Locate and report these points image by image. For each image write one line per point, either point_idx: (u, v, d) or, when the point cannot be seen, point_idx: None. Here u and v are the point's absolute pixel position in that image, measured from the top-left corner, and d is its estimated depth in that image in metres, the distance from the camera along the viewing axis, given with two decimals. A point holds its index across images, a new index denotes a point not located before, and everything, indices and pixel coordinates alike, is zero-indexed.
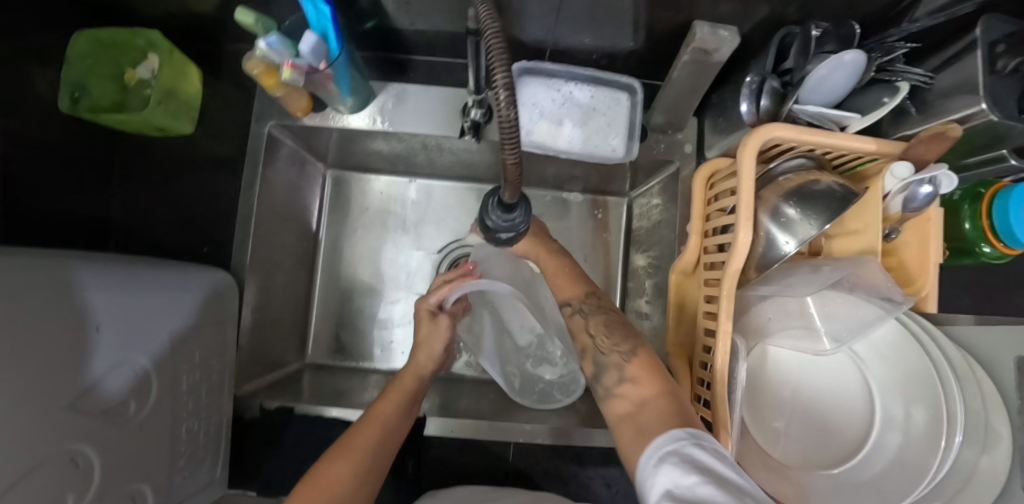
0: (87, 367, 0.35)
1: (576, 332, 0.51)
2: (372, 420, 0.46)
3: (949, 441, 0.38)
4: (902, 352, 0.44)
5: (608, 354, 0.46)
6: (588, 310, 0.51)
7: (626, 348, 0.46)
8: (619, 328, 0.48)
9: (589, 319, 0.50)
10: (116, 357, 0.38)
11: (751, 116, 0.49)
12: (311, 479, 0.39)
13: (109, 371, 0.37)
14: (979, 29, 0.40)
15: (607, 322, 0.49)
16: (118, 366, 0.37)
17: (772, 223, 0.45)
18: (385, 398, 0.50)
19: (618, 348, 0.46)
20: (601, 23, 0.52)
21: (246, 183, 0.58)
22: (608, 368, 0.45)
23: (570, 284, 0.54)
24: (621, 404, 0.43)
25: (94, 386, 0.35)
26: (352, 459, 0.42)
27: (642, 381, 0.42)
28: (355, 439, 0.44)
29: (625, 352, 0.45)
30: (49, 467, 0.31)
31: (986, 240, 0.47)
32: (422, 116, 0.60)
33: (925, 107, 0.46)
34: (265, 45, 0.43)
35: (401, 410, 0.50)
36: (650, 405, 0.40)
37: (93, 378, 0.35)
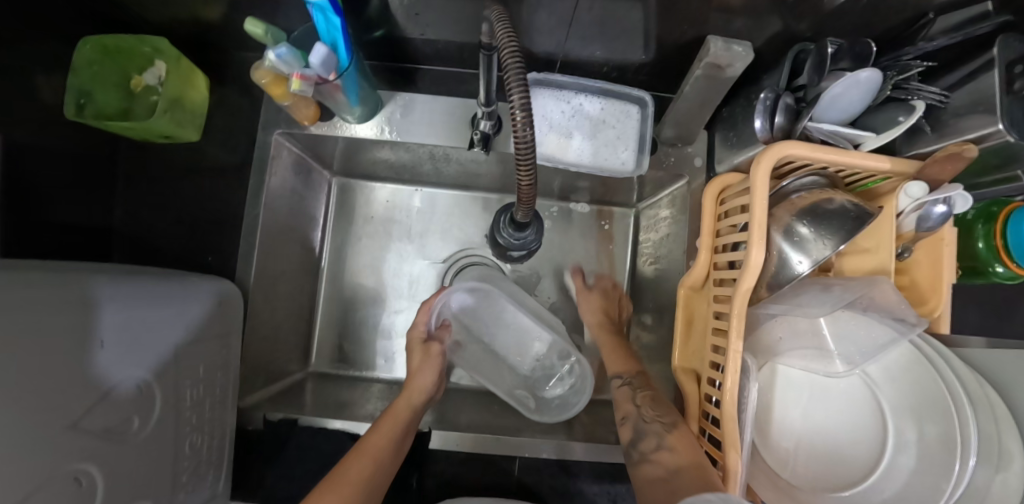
0: (91, 384, 0.34)
1: (620, 401, 0.56)
2: (363, 451, 0.46)
3: (962, 464, 0.37)
4: (915, 373, 0.43)
5: (650, 422, 0.50)
6: (636, 384, 0.57)
7: (668, 418, 0.50)
8: (663, 402, 0.52)
9: (637, 391, 0.55)
10: (120, 373, 0.37)
11: (765, 132, 0.48)
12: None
13: (113, 387, 0.36)
14: (996, 49, 0.39)
15: (655, 397, 0.54)
16: (120, 382, 0.37)
17: (785, 241, 0.45)
18: (380, 427, 0.49)
19: (661, 419, 0.50)
20: (612, 36, 0.51)
21: (251, 193, 0.57)
22: (649, 435, 0.49)
23: (623, 360, 0.61)
24: (654, 468, 0.46)
25: (97, 402, 0.35)
26: (345, 492, 0.41)
27: (680, 449, 0.45)
28: (349, 470, 0.43)
29: (666, 423, 0.49)
30: (51, 488, 0.31)
31: (999, 260, 0.46)
32: (430, 126, 0.59)
33: (939, 126, 0.45)
34: (274, 56, 0.42)
35: (395, 442, 0.48)
36: (684, 472, 0.42)
37: (97, 394, 0.35)
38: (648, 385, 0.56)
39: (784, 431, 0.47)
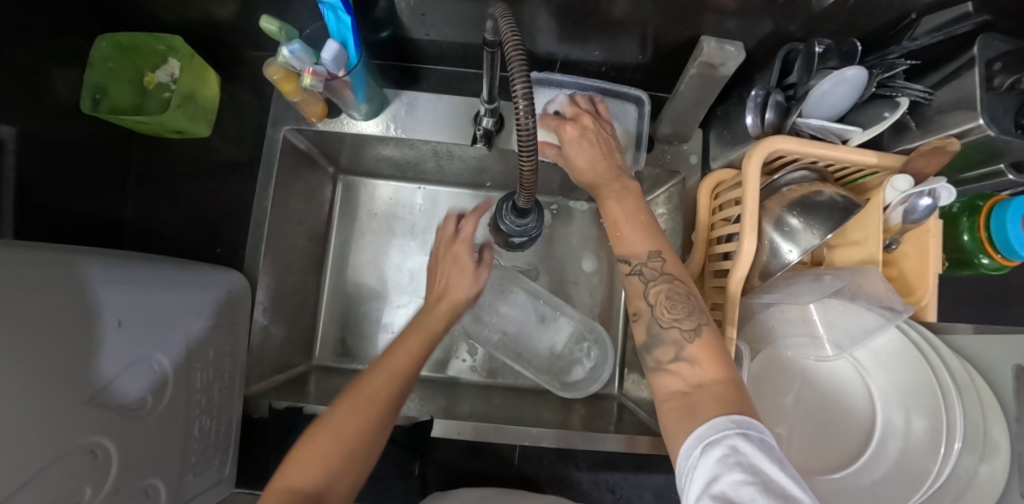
0: (107, 362, 0.36)
1: (630, 292, 0.42)
2: (382, 375, 0.40)
3: (950, 447, 0.39)
4: (903, 361, 0.45)
5: (667, 329, 0.39)
6: (652, 271, 0.41)
7: (691, 324, 0.38)
8: (685, 301, 0.40)
9: (650, 285, 0.41)
10: (134, 353, 0.38)
11: (756, 128, 0.50)
12: (312, 431, 0.36)
13: (127, 366, 0.38)
14: (977, 48, 0.42)
15: (671, 293, 0.40)
16: (135, 363, 0.38)
17: (776, 232, 0.47)
18: (410, 341, 0.44)
19: (680, 324, 0.38)
20: (610, 36, 0.53)
21: (260, 187, 0.59)
22: (665, 343, 0.38)
23: (640, 236, 0.42)
24: (671, 380, 0.37)
25: (113, 380, 0.36)
26: (358, 407, 0.37)
27: (704, 362, 0.36)
28: (367, 386, 0.39)
29: (688, 331, 0.38)
30: (69, 459, 0.32)
31: (984, 251, 0.48)
32: (434, 123, 0.61)
33: (923, 122, 0.47)
34: (287, 51, 0.44)
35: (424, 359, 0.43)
36: (711, 387, 0.34)
37: (113, 372, 0.36)
38: (669, 275, 0.41)
39: (777, 415, 0.48)
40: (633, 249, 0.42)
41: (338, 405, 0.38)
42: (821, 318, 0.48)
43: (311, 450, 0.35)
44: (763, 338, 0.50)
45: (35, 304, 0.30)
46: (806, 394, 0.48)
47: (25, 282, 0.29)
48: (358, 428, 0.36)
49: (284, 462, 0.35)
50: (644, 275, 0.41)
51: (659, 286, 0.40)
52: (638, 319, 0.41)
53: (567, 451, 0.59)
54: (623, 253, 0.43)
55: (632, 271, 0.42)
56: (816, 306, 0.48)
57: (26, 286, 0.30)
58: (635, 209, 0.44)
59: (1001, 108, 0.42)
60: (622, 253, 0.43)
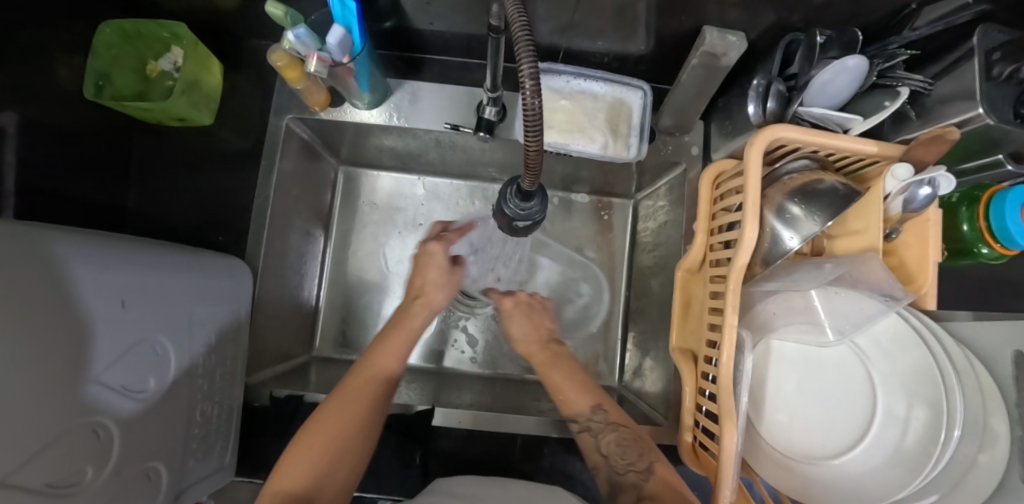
0: (101, 353, 0.35)
1: (585, 448, 0.50)
2: (348, 396, 0.48)
3: (948, 435, 0.40)
4: (904, 347, 0.45)
5: (622, 475, 0.46)
6: (598, 425, 0.50)
7: (643, 465, 0.46)
8: (631, 446, 0.48)
9: (599, 439, 0.49)
10: (128, 343, 0.37)
11: (758, 117, 0.51)
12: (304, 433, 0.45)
13: (119, 358, 0.36)
14: (976, 38, 0.42)
15: (620, 440, 0.48)
16: (124, 356, 0.37)
17: (777, 220, 0.47)
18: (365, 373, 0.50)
19: (633, 468, 0.46)
20: (612, 27, 0.54)
21: (263, 174, 0.59)
22: (626, 489, 0.45)
23: (580, 394, 0.53)
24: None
25: (99, 377, 0.34)
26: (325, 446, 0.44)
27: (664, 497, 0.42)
28: (328, 420, 0.46)
29: (641, 472, 0.46)
30: (72, 437, 0.32)
31: (983, 241, 0.48)
32: (436, 113, 0.62)
33: (924, 112, 0.48)
34: (293, 37, 0.44)
35: (382, 390, 0.50)
36: None
37: (99, 370, 0.34)
38: (611, 427, 0.50)
39: (777, 403, 0.48)
40: (579, 407, 0.52)
41: (315, 420, 0.46)
42: (823, 304, 0.48)
43: (296, 461, 0.43)
44: (764, 325, 0.50)
45: (39, 279, 0.30)
46: (806, 381, 0.48)
47: (24, 258, 0.29)
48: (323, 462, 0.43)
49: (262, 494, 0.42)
50: (592, 431, 0.50)
51: (608, 438, 0.49)
52: (598, 474, 0.48)
53: (570, 442, 0.59)
54: (570, 411, 0.52)
55: (581, 429, 0.51)
56: (817, 292, 0.48)
57: (29, 260, 0.29)
58: (572, 377, 0.55)
59: (1001, 97, 0.43)
60: (573, 412, 0.52)
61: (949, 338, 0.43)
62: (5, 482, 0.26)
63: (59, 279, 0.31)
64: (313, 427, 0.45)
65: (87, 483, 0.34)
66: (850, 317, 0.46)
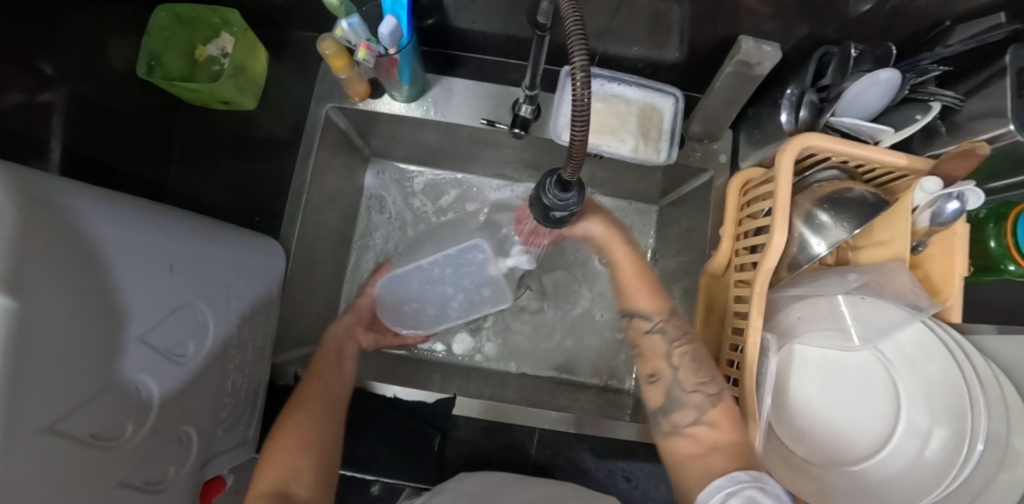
0: (149, 313, 0.35)
1: (649, 353, 0.51)
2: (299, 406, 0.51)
3: (971, 448, 0.40)
4: (929, 357, 0.45)
5: (689, 392, 0.47)
6: (668, 332, 0.51)
7: (714, 389, 0.46)
8: (706, 365, 0.48)
9: (672, 345, 0.50)
10: (173, 307, 0.38)
11: (789, 126, 0.52)
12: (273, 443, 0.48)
13: (166, 319, 0.37)
14: (1009, 57, 0.43)
15: (694, 354, 0.49)
16: (169, 319, 0.38)
17: (805, 226, 0.48)
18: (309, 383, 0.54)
19: (704, 389, 0.46)
20: (647, 33, 0.56)
21: (301, 157, 0.62)
22: (686, 407, 0.46)
23: (651, 297, 0.53)
24: (690, 443, 0.44)
25: (146, 335, 0.35)
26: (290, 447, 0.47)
27: (723, 426, 0.43)
28: (286, 431, 0.49)
29: (710, 393, 0.45)
30: (117, 393, 0.33)
31: (1011, 258, 0.48)
32: (471, 108, 0.63)
33: (955, 128, 0.49)
34: (346, 25, 0.47)
35: (328, 392, 0.53)
36: (724, 451, 0.41)
37: (146, 328, 0.35)
38: (686, 337, 0.50)
39: (798, 408, 0.48)
40: (641, 305, 0.53)
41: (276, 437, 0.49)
42: (849, 311, 0.48)
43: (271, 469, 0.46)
44: (790, 329, 0.49)
45: (92, 235, 0.30)
46: (828, 388, 0.48)
47: (79, 210, 0.30)
48: (292, 460, 0.46)
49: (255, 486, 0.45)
50: (663, 335, 0.51)
51: (681, 349, 0.49)
52: (658, 381, 0.49)
53: (586, 439, 0.59)
54: (636, 308, 0.53)
55: (652, 329, 0.52)
56: (844, 298, 0.48)
57: (87, 218, 0.30)
58: (641, 275, 0.55)
59: None
60: (640, 309, 0.53)
61: (976, 352, 0.43)
62: (53, 429, 0.27)
63: (110, 239, 0.32)
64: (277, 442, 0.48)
65: (127, 439, 0.34)
66: (876, 324, 0.47)
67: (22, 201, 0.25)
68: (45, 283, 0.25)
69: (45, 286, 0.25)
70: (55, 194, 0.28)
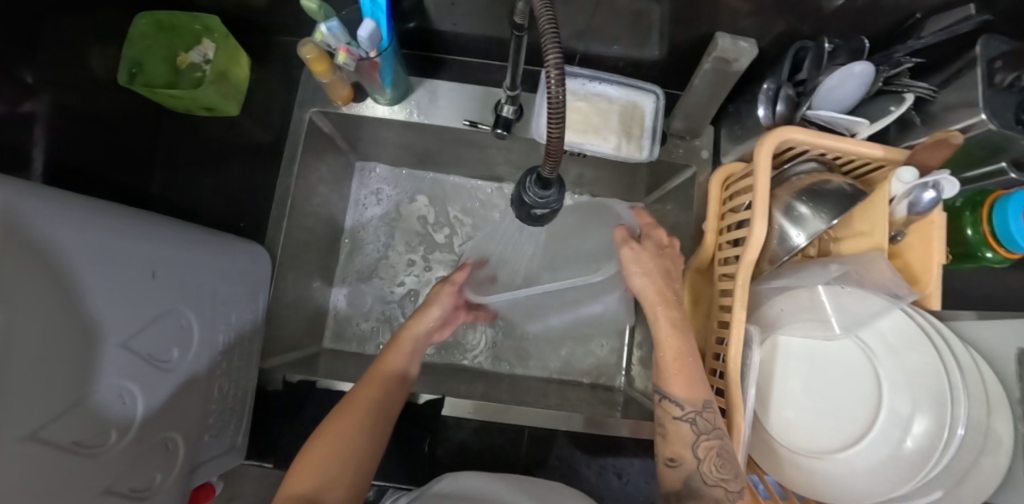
0: (132, 319, 0.35)
1: (671, 437, 0.45)
2: (351, 404, 0.47)
3: (952, 432, 0.41)
4: (909, 344, 0.46)
5: (711, 487, 0.42)
6: (701, 423, 0.44)
7: (736, 487, 0.41)
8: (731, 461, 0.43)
9: (700, 437, 0.44)
10: (157, 312, 0.38)
11: (767, 120, 0.53)
12: (313, 440, 0.44)
13: (149, 325, 0.37)
14: (980, 48, 0.44)
15: (721, 449, 0.43)
16: (153, 326, 0.37)
17: (785, 219, 0.49)
18: (369, 381, 0.50)
19: (725, 485, 0.41)
20: (627, 32, 0.56)
21: (286, 162, 0.62)
22: (704, 500, 0.42)
23: (690, 383, 0.45)
24: None
25: (130, 340, 0.35)
26: (337, 444, 0.43)
27: None
28: (334, 428, 0.44)
29: (733, 493, 0.41)
30: (99, 399, 0.32)
31: (988, 245, 0.49)
32: (453, 110, 0.64)
33: (928, 118, 0.49)
34: (325, 29, 0.47)
35: (386, 392, 0.49)
36: None
37: (130, 334, 0.35)
38: (716, 430, 0.44)
39: (783, 399, 0.49)
40: (679, 389, 0.46)
41: (317, 435, 0.44)
42: (830, 301, 0.48)
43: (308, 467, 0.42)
44: (772, 322, 0.50)
45: (74, 239, 0.30)
46: (812, 378, 0.49)
47: (60, 214, 0.30)
48: (337, 458, 0.43)
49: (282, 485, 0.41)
50: (694, 425, 0.44)
51: (706, 441, 0.43)
52: (679, 467, 0.44)
53: (577, 436, 0.59)
54: (670, 393, 0.46)
55: (683, 417, 0.45)
56: (823, 289, 0.49)
57: (70, 224, 0.30)
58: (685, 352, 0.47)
59: (1002, 104, 0.44)
60: (674, 395, 0.46)
61: (954, 339, 0.44)
62: (35, 436, 0.27)
63: (92, 246, 0.32)
64: (317, 439, 0.44)
65: (110, 447, 0.34)
66: (856, 313, 0.47)
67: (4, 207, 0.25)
68: (23, 288, 0.25)
69: (22, 290, 0.25)
70: (37, 200, 0.28)
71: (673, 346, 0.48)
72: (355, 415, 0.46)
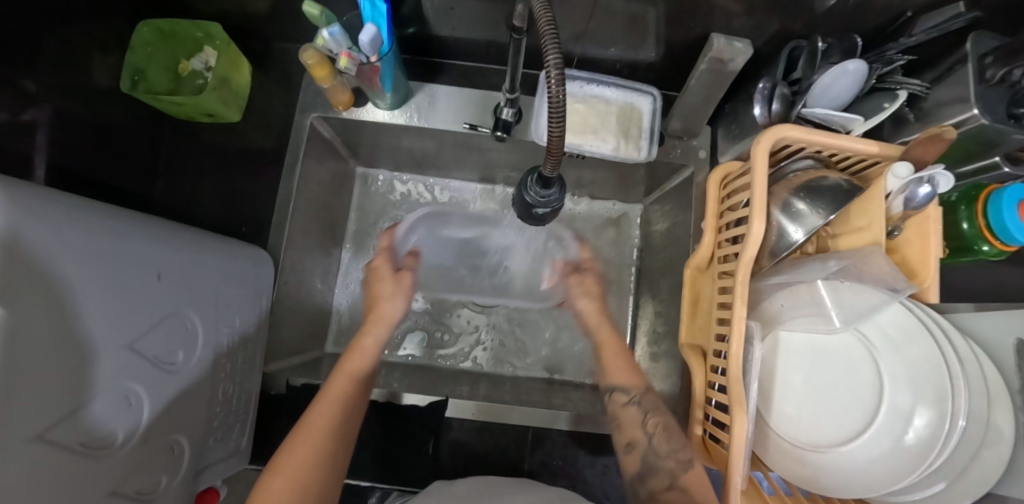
0: (138, 321, 0.35)
1: (626, 423, 0.53)
2: (303, 434, 0.46)
3: (952, 424, 0.41)
4: (909, 337, 0.46)
5: (663, 459, 0.49)
6: (644, 405, 0.54)
7: (684, 456, 0.48)
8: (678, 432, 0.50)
9: (647, 415, 0.53)
10: (162, 315, 0.38)
11: (763, 118, 0.54)
12: (272, 467, 0.44)
13: (155, 328, 0.37)
14: (969, 45, 0.45)
15: (667, 424, 0.52)
16: (158, 329, 0.38)
17: (783, 215, 0.49)
18: (320, 401, 0.48)
19: (676, 455, 0.48)
20: (622, 35, 0.57)
21: (288, 167, 0.63)
22: (660, 473, 0.48)
23: (628, 373, 0.58)
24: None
25: (136, 342, 0.35)
26: (295, 474, 0.43)
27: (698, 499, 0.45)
28: (286, 459, 0.44)
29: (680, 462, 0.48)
30: (106, 400, 0.32)
31: (984, 238, 0.49)
32: (452, 114, 0.64)
33: (923, 114, 0.50)
34: (327, 34, 0.48)
35: (337, 414, 0.48)
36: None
37: (136, 336, 0.35)
38: (660, 410, 0.54)
39: (785, 393, 0.49)
40: (623, 378, 0.58)
41: (274, 466, 0.44)
42: (830, 295, 0.48)
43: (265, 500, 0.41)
44: (773, 318, 0.50)
45: (82, 242, 0.30)
46: (814, 371, 0.49)
47: (68, 215, 0.30)
48: (299, 487, 0.42)
49: None
50: (640, 406, 0.54)
51: (653, 419, 0.52)
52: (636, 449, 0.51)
53: (581, 436, 0.59)
54: (616, 383, 0.57)
55: (630, 401, 0.55)
56: (823, 283, 0.48)
57: (80, 226, 0.30)
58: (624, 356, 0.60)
59: (996, 98, 0.45)
60: (621, 385, 0.57)
61: (953, 333, 0.45)
62: (42, 437, 0.27)
63: (99, 248, 0.32)
64: (276, 467, 0.44)
65: (118, 448, 0.34)
66: (856, 308, 0.47)
67: (13, 209, 0.25)
68: (30, 290, 0.25)
69: (28, 291, 0.25)
70: (47, 202, 0.28)
71: (614, 345, 0.62)
72: (308, 441, 0.45)
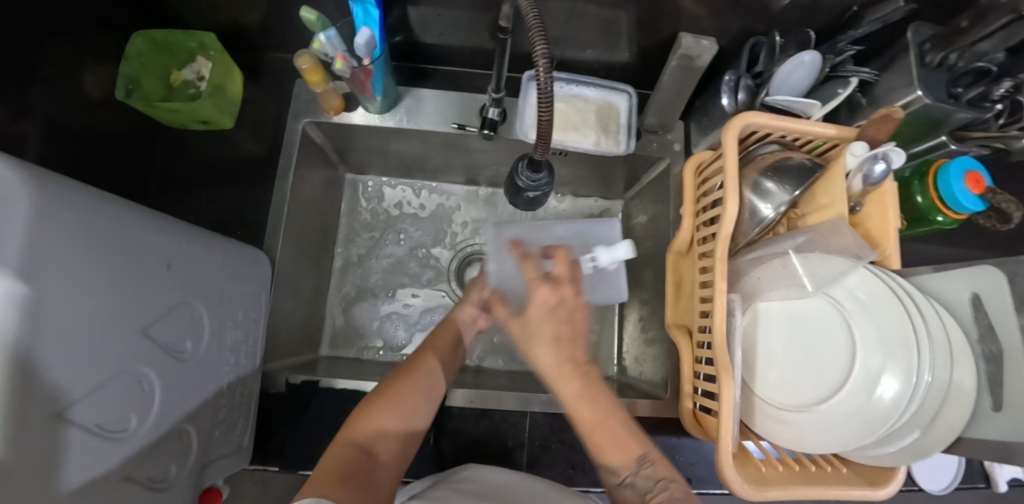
0: (150, 307, 0.36)
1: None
2: (419, 366, 0.49)
3: (919, 378, 0.44)
4: (877, 302, 0.49)
5: None
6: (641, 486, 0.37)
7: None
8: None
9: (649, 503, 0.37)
10: (171, 303, 0.39)
11: (731, 108, 0.58)
12: (383, 387, 0.47)
13: (164, 315, 0.38)
14: (910, 34, 0.51)
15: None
16: (167, 316, 0.38)
17: (754, 194, 0.54)
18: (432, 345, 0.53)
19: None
20: (598, 38, 0.61)
21: (281, 170, 0.64)
22: None
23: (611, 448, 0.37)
24: None
25: (149, 328, 0.36)
26: (408, 395, 0.46)
27: None
28: (402, 382, 0.47)
29: None
30: (122, 383, 0.33)
31: (938, 210, 0.54)
32: (438, 116, 0.67)
33: (873, 100, 0.55)
34: (323, 38, 0.50)
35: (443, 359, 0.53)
36: None
37: (149, 321, 0.36)
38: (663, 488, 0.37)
39: (767, 362, 0.51)
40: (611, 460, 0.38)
41: (383, 387, 0.47)
42: (802, 266, 0.51)
43: (381, 408, 0.44)
44: (753, 291, 0.53)
45: (100, 226, 0.31)
46: (792, 339, 0.51)
47: (88, 201, 0.31)
48: (412, 407, 0.46)
49: (349, 420, 0.44)
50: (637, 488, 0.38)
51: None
52: None
53: None
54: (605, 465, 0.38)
55: (623, 482, 0.38)
56: (794, 255, 0.52)
57: (98, 212, 0.32)
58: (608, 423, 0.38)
59: (936, 80, 0.50)
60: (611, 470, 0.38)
61: (918, 297, 0.48)
62: (64, 415, 0.27)
63: (116, 234, 0.33)
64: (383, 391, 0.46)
65: (132, 432, 0.34)
66: (825, 275, 0.50)
67: (40, 190, 0.26)
68: (55, 267, 0.26)
69: (53, 268, 0.26)
70: (68, 187, 0.29)
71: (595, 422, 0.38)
72: (423, 371, 0.49)
